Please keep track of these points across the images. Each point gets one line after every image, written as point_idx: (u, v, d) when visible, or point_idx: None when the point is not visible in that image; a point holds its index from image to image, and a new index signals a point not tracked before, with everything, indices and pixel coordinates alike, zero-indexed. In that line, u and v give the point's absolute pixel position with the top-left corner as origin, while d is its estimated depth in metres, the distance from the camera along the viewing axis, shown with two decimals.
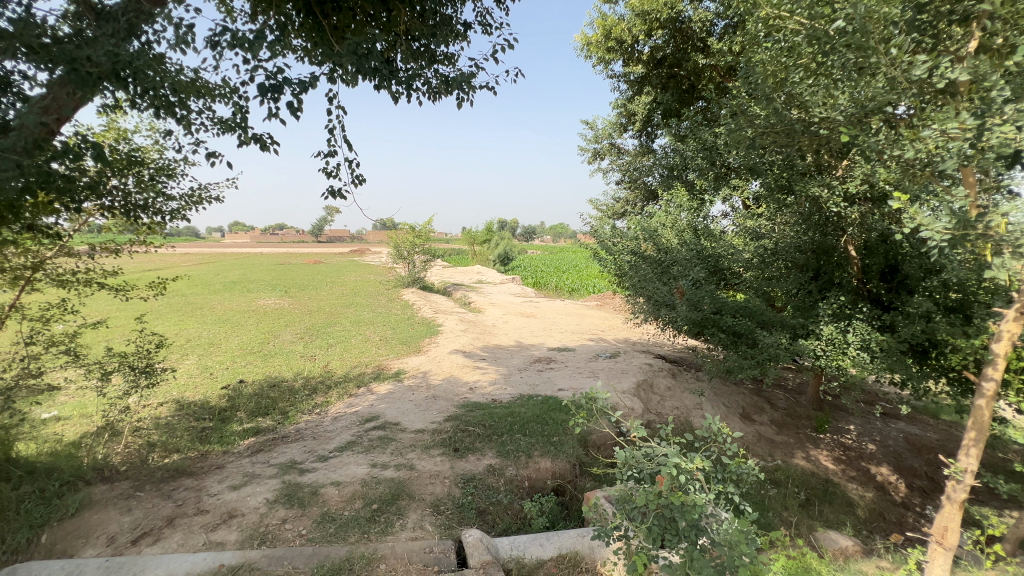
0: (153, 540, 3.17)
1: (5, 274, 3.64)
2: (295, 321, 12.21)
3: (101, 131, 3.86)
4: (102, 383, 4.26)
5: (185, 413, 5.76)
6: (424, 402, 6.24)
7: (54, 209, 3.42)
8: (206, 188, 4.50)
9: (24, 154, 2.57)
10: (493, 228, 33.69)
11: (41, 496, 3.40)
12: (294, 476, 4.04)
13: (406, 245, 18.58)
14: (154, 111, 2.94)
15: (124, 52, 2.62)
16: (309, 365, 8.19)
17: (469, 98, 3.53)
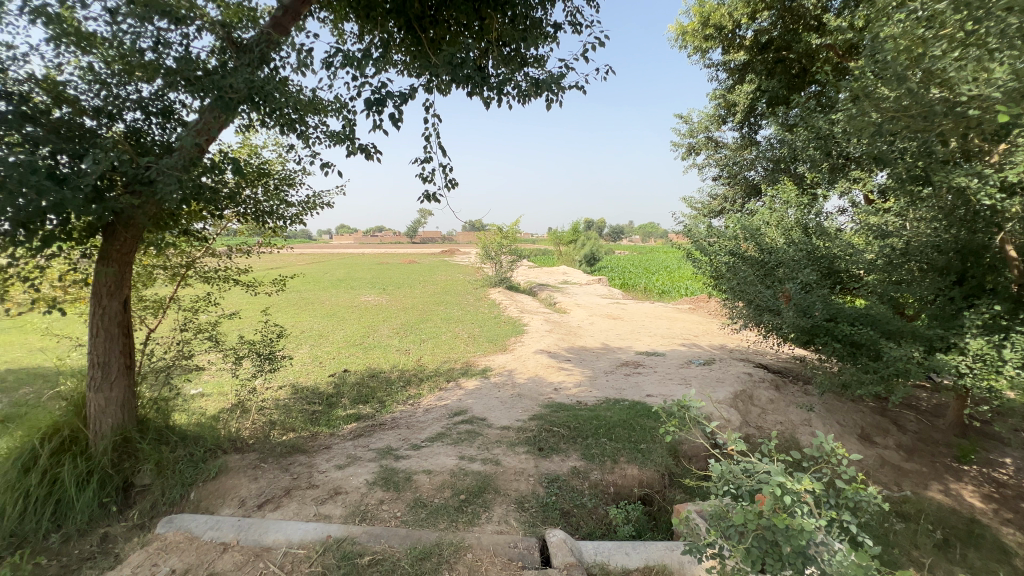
0: (273, 508, 3.59)
1: (166, 271, 4.40)
2: (393, 317, 13.09)
3: (238, 148, 4.43)
4: (236, 366, 4.91)
5: (300, 396, 6.46)
6: (510, 400, 6.35)
7: (202, 216, 4.04)
8: (319, 195, 4.98)
9: (183, 170, 3.09)
10: (580, 228, 33.35)
11: (191, 459, 4.03)
12: (390, 461, 4.35)
13: (494, 246, 19.16)
14: (280, 128, 3.35)
15: (257, 78, 3.04)
16: (404, 359, 8.75)
17: (559, 100, 3.52)
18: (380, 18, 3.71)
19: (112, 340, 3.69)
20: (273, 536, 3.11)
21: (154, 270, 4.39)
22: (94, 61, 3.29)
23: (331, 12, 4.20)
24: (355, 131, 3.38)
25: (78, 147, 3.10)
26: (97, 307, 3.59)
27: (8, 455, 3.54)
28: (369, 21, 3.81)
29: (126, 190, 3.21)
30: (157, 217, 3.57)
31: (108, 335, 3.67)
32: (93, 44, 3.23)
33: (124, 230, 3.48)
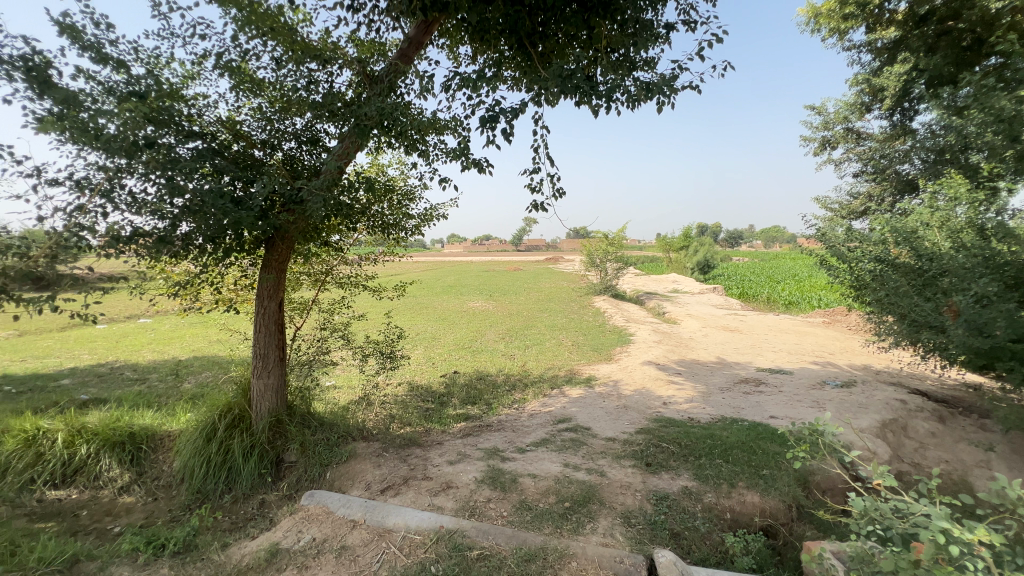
0: (394, 494, 3.92)
1: (310, 276, 5.09)
2: (499, 322, 13.56)
3: (368, 167, 4.96)
4: (363, 363, 5.48)
5: (415, 394, 6.98)
6: (615, 411, 6.19)
7: (339, 229, 4.61)
8: (435, 207, 5.36)
9: (327, 190, 3.57)
10: (692, 234, 31.46)
11: (327, 443, 4.58)
12: (497, 461, 4.50)
13: (599, 253, 18.90)
14: (405, 148, 3.71)
15: (387, 105, 3.43)
16: (509, 363, 9.00)
17: (672, 102, 3.38)
18: (493, 40, 3.94)
19: (270, 335, 4.34)
20: (393, 520, 3.39)
21: (301, 276, 5.07)
22: (262, 102, 4.01)
23: (448, 38, 4.55)
24: (470, 148, 3.62)
25: (250, 173, 3.78)
26: (260, 308, 4.27)
27: (197, 426, 4.36)
28: (483, 42, 4.06)
29: (284, 209, 3.79)
30: (305, 231, 4.16)
31: (268, 331, 4.33)
32: (262, 88, 3.97)
33: (281, 243, 4.11)
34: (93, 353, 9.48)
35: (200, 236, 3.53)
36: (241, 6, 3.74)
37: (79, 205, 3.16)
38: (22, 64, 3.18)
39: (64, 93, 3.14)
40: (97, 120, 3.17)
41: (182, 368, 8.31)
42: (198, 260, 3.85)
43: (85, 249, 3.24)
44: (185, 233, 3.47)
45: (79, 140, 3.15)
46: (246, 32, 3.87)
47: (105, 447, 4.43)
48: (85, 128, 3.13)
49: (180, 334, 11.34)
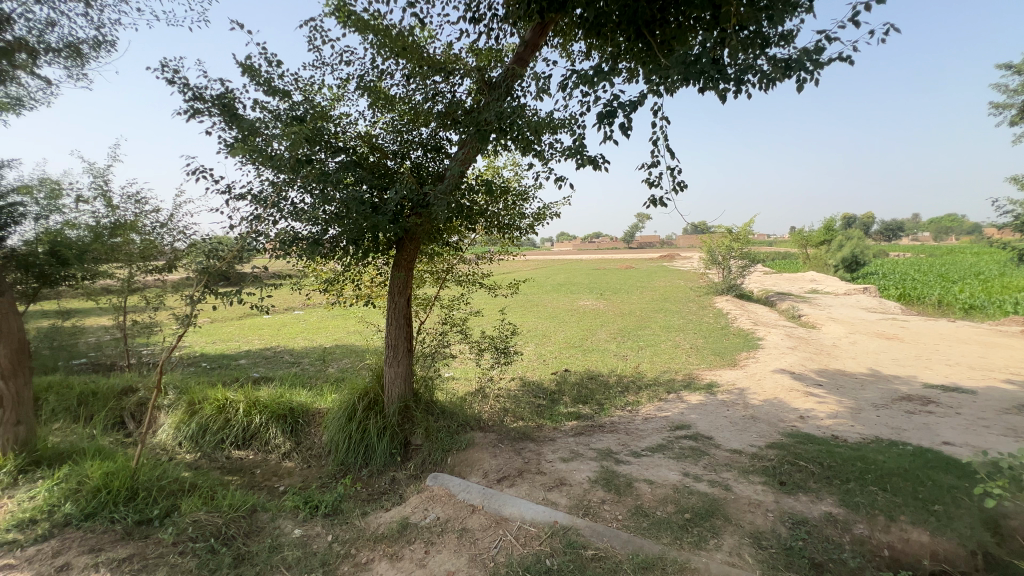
0: (509, 484, 4.07)
1: (433, 274, 5.49)
2: (610, 322, 13.27)
3: (485, 170, 5.20)
4: (480, 357, 5.76)
5: (528, 389, 7.15)
6: (741, 421, 5.69)
7: (459, 229, 4.90)
8: (548, 206, 5.43)
9: (450, 193, 3.83)
10: (835, 226, 27.56)
11: (448, 430, 4.92)
12: (610, 463, 4.42)
13: (721, 250, 17.49)
14: (522, 149, 3.81)
15: (506, 109, 3.58)
16: (622, 364, 8.76)
17: (816, 79, 3.00)
18: (610, 34, 3.88)
19: (400, 328, 4.78)
20: (509, 510, 3.53)
21: (425, 274, 5.50)
22: (394, 116, 4.44)
23: (563, 37, 4.58)
24: (585, 145, 3.62)
25: (384, 181, 4.20)
26: (392, 302, 4.72)
27: (341, 406, 4.97)
28: (600, 37, 4.01)
29: (412, 213, 4.14)
30: (430, 232, 4.50)
31: (398, 324, 4.78)
32: (393, 104, 4.41)
33: (410, 244, 4.51)
34: (262, 338, 11.33)
35: (344, 240, 4.03)
36: (378, 31, 4.18)
37: (257, 214, 3.81)
38: (218, 102, 3.94)
39: (247, 124, 3.84)
40: (270, 143, 3.79)
41: (328, 355, 9.53)
42: (343, 259, 4.39)
43: (260, 252, 3.89)
44: (333, 236, 3.99)
45: (256, 161, 3.79)
46: (380, 54, 4.32)
47: (273, 418, 5.26)
48: (261, 151, 3.76)
49: (326, 324, 13.03)
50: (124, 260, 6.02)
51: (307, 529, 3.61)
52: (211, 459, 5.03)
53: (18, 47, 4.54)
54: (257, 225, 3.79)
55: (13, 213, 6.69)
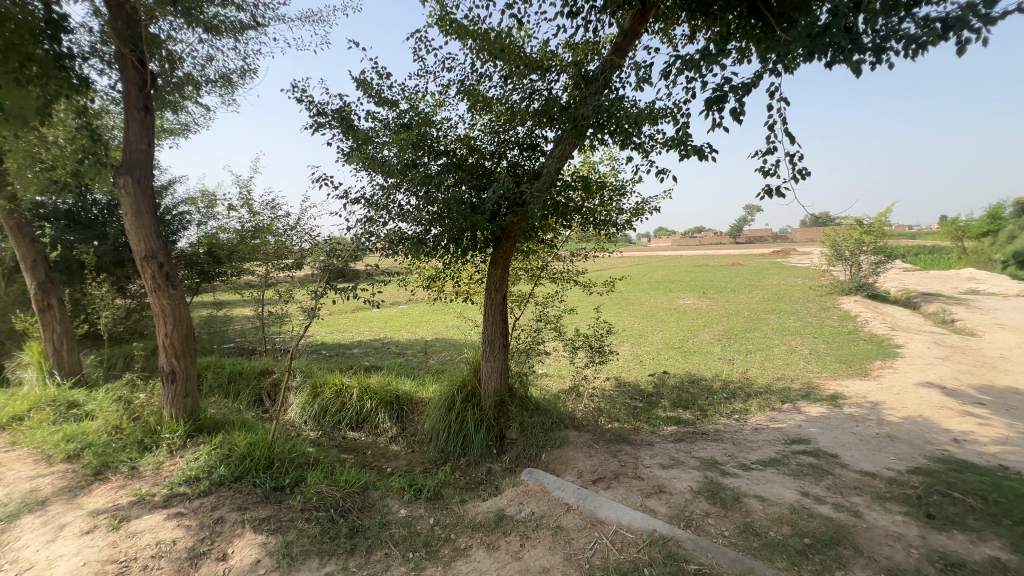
0: (605, 487, 3.99)
1: (528, 271, 5.56)
2: (713, 322, 12.41)
3: (580, 166, 5.15)
4: (574, 355, 5.72)
5: (623, 390, 6.94)
6: (875, 440, 4.98)
7: (554, 226, 4.89)
8: (646, 201, 5.20)
9: (546, 191, 3.85)
10: (1003, 214, 22.95)
11: (543, 427, 4.97)
12: (715, 474, 4.13)
13: (849, 244, 15.46)
14: (621, 142, 3.70)
15: (604, 102, 3.52)
16: (727, 368, 8.15)
17: (986, 38, 2.49)
18: (719, 12, 3.60)
19: (496, 324, 4.91)
20: (605, 513, 3.45)
21: (520, 272, 5.59)
22: (491, 117, 4.57)
23: (664, 22, 4.35)
24: (690, 135, 3.41)
25: (482, 181, 4.34)
26: (489, 299, 4.87)
27: (441, 397, 5.25)
28: (707, 17, 3.75)
29: (508, 211, 4.22)
30: (525, 230, 4.55)
31: (494, 320, 4.92)
32: (491, 105, 4.53)
33: (506, 242, 4.61)
34: (373, 330, 12.36)
35: (445, 239, 4.24)
36: (477, 36, 4.33)
37: (369, 216, 4.16)
38: (337, 116, 4.36)
39: (361, 134, 4.21)
40: (380, 150, 4.12)
41: (429, 347, 10.11)
42: (443, 257, 4.62)
43: (371, 250, 4.24)
44: (435, 236, 4.22)
45: (369, 167, 4.15)
46: (479, 57, 4.47)
47: (382, 404, 5.73)
48: (373, 158, 4.11)
49: (427, 319, 13.85)
50: (262, 258, 6.94)
51: (412, 510, 3.87)
52: (330, 437, 5.60)
53: (186, 81, 5.43)
54: (369, 226, 4.14)
55: (182, 220, 8.03)
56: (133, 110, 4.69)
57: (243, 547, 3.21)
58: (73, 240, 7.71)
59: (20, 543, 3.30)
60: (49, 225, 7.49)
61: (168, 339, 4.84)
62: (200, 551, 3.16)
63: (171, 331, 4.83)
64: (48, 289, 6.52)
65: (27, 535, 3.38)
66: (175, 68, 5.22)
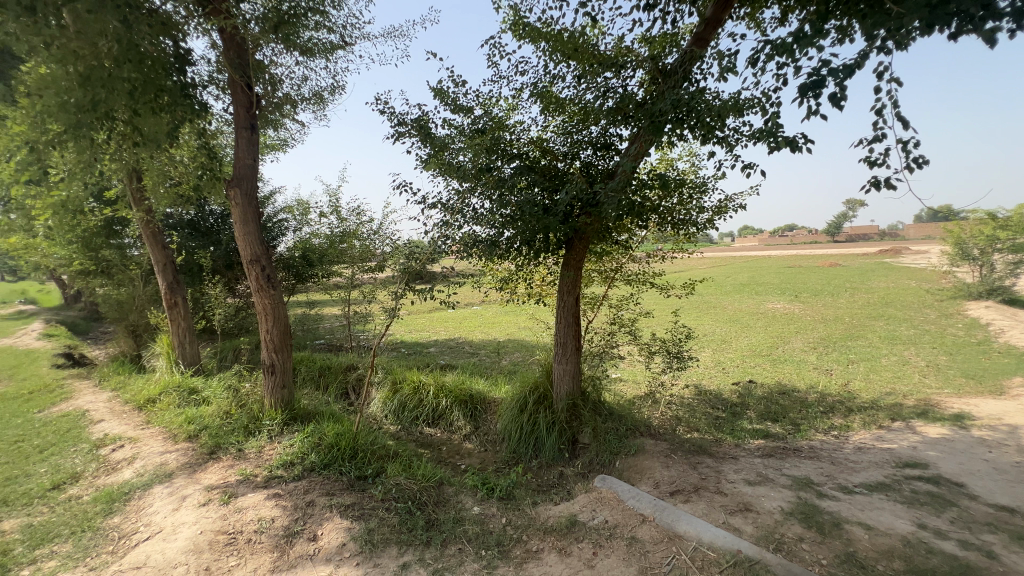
0: (684, 500, 3.80)
1: (601, 273, 5.46)
2: (807, 328, 11.35)
3: (657, 164, 4.98)
4: (650, 360, 5.52)
5: (704, 399, 6.57)
6: (1015, 470, 4.25)
7: (629, 227, 4.75)
8: (731, 198, 4.88)
9: (622, 191, 3.75)
10: None
11: (617, 433, 4.85)
12: (810, 495, 3.76)
13: (979, 241, 13.42)
14: (702, 137, 3.51)
15: (683, 96, 3.38)
16: (824, 379, 7.41)
17: None
18: None
19: (568, 327, 4.87)
20: (684, 528, 3.28)
21: (593, 273, 5.50)
22: (564, 118, 4.55)
23: (751, 5, 4.07)
24: (781, 125, 3.17)
25: (555, 183, 4.32)
26: (561, 301, 4.84)
27: (513, 398, 5.30)
28: None
29: (582, 212, 4.17)
30: (599, 231, 4.47)
31: (566, 323, 4.87)
32: (564, 106, 4.51)
33: (579, 243, 4.55)
34: (449, 330, 12.78)
35: (518, 241, 4.29)
36: (550, 38, 4.34)
37: (445, 220, 4.31)
38: (416, 125, 4.57)
39: (438, 141, 4.39)
40: (456, 156, 4.26)
41: (502, 348, 10.27)
42: (516, 259, 4.67)
43: (447, 253, 4.39)
44: (508, 238, 4.27)
45: (446, 173, 4.32)
46: (552, 59, 4.47)
47: (457, 403, 5.91)
48: (449, 164, 4.27)
49: (500, 320, 14.07)
50: (349, 262, 7.45)
51: (484, 508, 3.95)
52: (408, 432, 5.87)
53: (285, 100, 5.98)
54: (445, 229, 4.29)
55: (281, 227, 8.86)
56: (242, 129, 5.25)
57: (331, 530, 3.45)
58: (194, 246, 8.79)
59: (152, 510, 3.81)
60: (176, 233, 8.60)
61: (269, 334, 5.36)
62: (294, 530, 3.45)
63: (272, 327, 5.33)
64: (175, 290, 7.49)
65: (157, 503, 3.89)
66: (276, 89, 5.78)
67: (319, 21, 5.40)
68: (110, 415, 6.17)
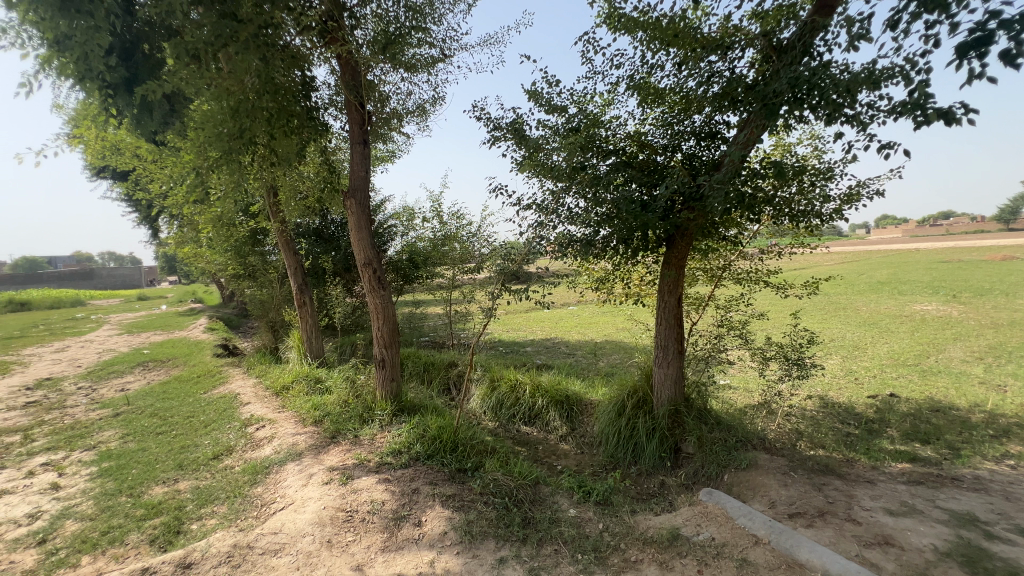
0: (806, 524, 3.39)
1: (707, 272, 5.10)
2: (971, 335, 9.50)
3: (771, 151, 4.54)
4: (764, 367, 5.04)
5: (831, 412, 5.82)
6: None
7: (739, 221, 4.38)
8: (864, 184, 4.26)
9: (729, 182, 3.48)
10: None
11: (725, 444, 4.49)
12: (975, 535, 3.13)
13: None
14: (827, 117, 3.13)
15: (803, 73, 3.05)
16: (995, 397, 6.13)
17: None
18: None
19: (670, 329, 4.62)
20: (807, 555, 2.93)
21: (697, 272, 5.17)
22: (664, 108, 4.33)
23: None
24: (931, 95, 2.71)
25: (654, 178, 4.13)
26: (662, 301, 4.61)
27: (611, 401, 5.18)
28: None
29: (684, 207, 3.94)
30: (704, 227, 4.18)
31: (667, 324, 4.63)
32: (664, 96, 4.30)
33: (681, 240, 4.29)
34: (545, 330, 12.87)
35: (615, 240, 4.17)
36: (648, 27, 4.16)
37: (540, 221, 4.34)
38: (511, 128, 4.67)
39: (532, 142, 4.44)
40: (550, 156, 4.27)
41: (599, 350, 10.07)
42: (613, 258, 4.54)
43: (542, 254, 4.42)
44: (604, 237, 4.17)
45: (540, 173, 4.35)
46: (651, 48, 4.28)
47: (553, 403, 5.92)
48: (544, 164, 4.29)
49: (597, 320, 13.81)
50: (451, 263, 7.85)
51: (581, 511, 3.90)
52: (505, 429, 6.01)
53: (392, 115, 6.47)
54: (540, 230, 4.32)
55: (390, 232, 9.61)
56: (356, 144, 5.77)
57: (433, 517, 3.65)
58: (319, 252, 9.88)
59: (286, 484, 4.36)
60: (305, 240, 9.74)
61: (380, 332, 5.83)
62: (401, 514, 3.71)
63: (382, 324, 5.80)
64: (304, 291, 8.49)
65: (290, 478, 4.45)
66: (384, 106, 6.27)
67: (421, 37, 5.75)
68: (255, 399, 7.19)
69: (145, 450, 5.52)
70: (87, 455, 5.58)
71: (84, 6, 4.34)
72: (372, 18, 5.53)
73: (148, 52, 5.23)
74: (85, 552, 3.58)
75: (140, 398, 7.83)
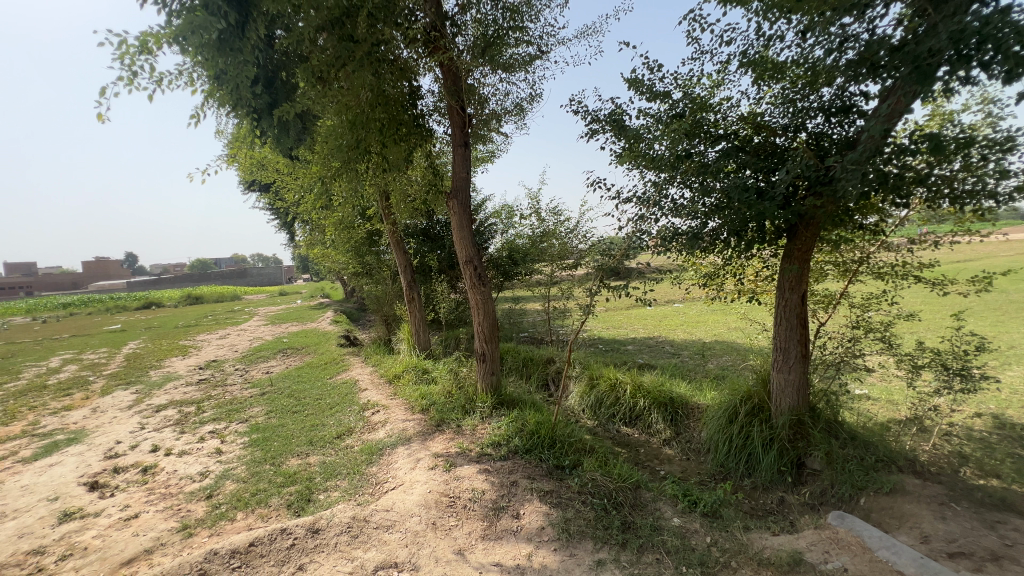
0: (972, 568, 2.82)
1: (839, 266, 4.49)
2: None
3: (926, 121, 3.84)
4: (914, 376, 4.30)
5: (1008, 434, 4.78)
6: None
7: (879, 207, 3.78)
8: None
9: (867, 162, 3.02)
10: None
11: (861, 463, 3.93)
12: None
13: None
14: (1005, 75, 2.57)
15: (969, 25, 2.54)
16: None
17: None
18: None
19: (791, 329, 4.15)
20: None
21: (826, 266, 4.59)
22: (784, 84, 3.90)
23: None
24: None
25: (772, 162, 3.74)
26: (782, 300, 4.15)
27: (720, 406, 4.81)
28: None
29: (809, 193, 3.51)
30: (834, 215, 3.68)
31: (788, 324, 4.16)
32: (784, 70, 3.86)
33: (806, 230, 3.82)
34: (647, 328, 12.34)
35: (725, 232, 3.84)
36: None
37: (641, 214, 4.15)
38: (609, 120, 4.54)
39: (633, 132, 4.26)
40: (652, 146, 4.07)
41: (707, 350, 9.40)
42: (723, 252, 4.19)
43: (643, 249, 4.23)
44: (713, 229, 3.85)
45: (642, 165, 4.17)
46: (769, 17, 3.86)
47: (655, 404, 5.66)
48: (645, 155, 4.09)
49: (705, 319, 12.91)
50: (549, 260, 7.88)
51: (686, 521, 3.68)
52: (605, 429, 5.88)
53: (491, 116, 6.65)
54: (640, 224, 4.14)
55: (491, 230, 9.92)
56: (458, 147, 6.03)
57: (531, 512, 3.71)
58: (426, 251, 10.54)
59: (397, 466, 4.73)
60: (414, 239, 10.42)
61: (481, 327, 6.04)
62: (500, 505, 3.82)
63: (483, 320, 6.00)
64: (413, 287, 9.12)
65: (400, 461, 4.83)
66: (484, 107, 6.47)
67: (519, 37, 5.83)
68: (371, 386, 7.92)
69: (284, 426, 6.36)
70: (242, 426, 6.59)
71: (236, 45, 5.10)
72: (472, 24, 5.72)
73: (285, 79, 5.97)
74: (240, 509, 4.24)
75: (281, 380, 9.07)
